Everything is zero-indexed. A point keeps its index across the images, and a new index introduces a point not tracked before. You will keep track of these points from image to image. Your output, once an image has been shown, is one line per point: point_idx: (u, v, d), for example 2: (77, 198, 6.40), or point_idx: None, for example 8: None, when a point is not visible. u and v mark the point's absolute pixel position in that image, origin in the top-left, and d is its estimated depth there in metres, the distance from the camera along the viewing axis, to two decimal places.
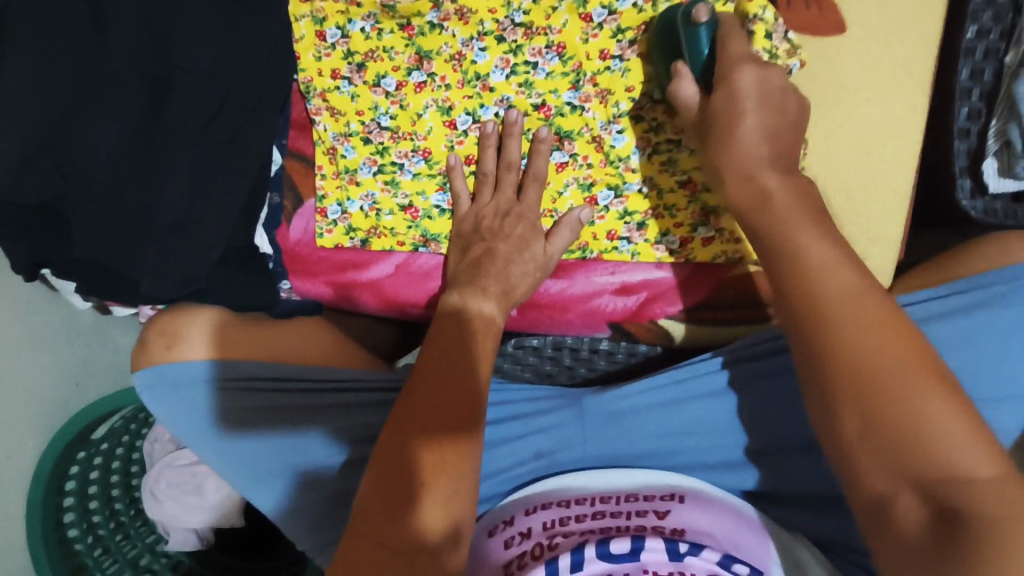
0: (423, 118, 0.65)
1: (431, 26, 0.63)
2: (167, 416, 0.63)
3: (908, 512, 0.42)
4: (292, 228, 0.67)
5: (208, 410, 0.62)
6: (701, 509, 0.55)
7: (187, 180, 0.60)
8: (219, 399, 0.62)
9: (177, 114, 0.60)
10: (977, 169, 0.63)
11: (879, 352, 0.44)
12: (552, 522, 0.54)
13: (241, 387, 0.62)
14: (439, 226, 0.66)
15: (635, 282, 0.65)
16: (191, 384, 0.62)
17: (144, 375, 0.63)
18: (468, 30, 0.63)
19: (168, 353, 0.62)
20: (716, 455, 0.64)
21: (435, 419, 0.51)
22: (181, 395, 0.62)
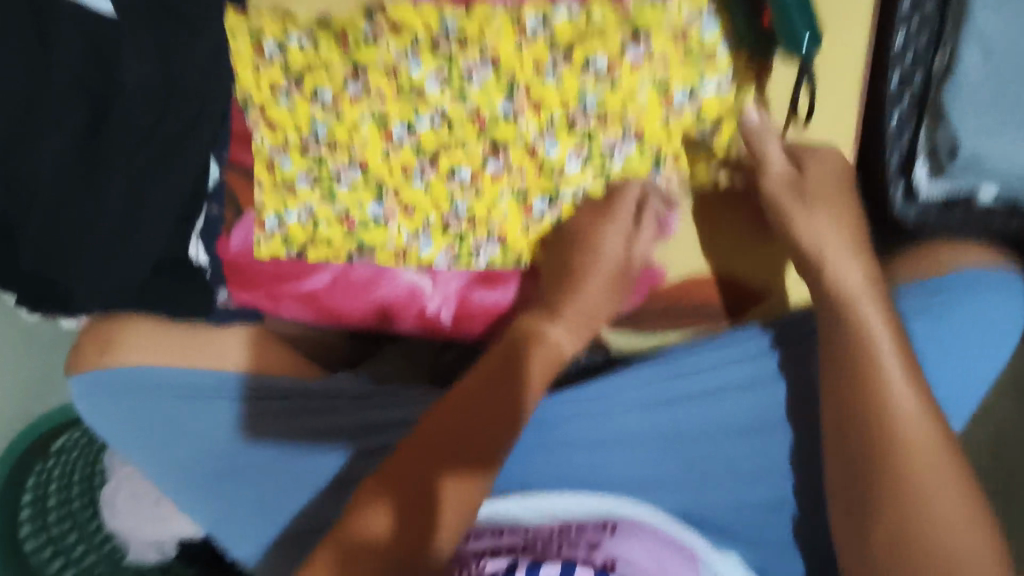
0: (360, 129, 0.65)
1: (366, 40, 0.63)
2: (97, 420, 0.66)
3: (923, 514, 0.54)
4: (232, 239, 0.67)
5: (132, 414, 0.65)
6: (630, 538, 0.56)
7: (124, 193, 0.62)
8: (141, 402, 0.65)
9: (116, 131, 0.61)
10: (909, 172, 0.64)
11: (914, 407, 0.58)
12: (481, 551, 0.55)
13: (165, 392, 0.66)
14: (376, 236, 0.66)
15: None
16: (117, 388, 0.65)
17: (75, 381, 0.66)
18: (402, 42, 0.62)
19: (102, 358, 0.66)
20: (637, 464, 0.67)
21: (460, 452, 0.57)
22: (109, 399, 0.65)
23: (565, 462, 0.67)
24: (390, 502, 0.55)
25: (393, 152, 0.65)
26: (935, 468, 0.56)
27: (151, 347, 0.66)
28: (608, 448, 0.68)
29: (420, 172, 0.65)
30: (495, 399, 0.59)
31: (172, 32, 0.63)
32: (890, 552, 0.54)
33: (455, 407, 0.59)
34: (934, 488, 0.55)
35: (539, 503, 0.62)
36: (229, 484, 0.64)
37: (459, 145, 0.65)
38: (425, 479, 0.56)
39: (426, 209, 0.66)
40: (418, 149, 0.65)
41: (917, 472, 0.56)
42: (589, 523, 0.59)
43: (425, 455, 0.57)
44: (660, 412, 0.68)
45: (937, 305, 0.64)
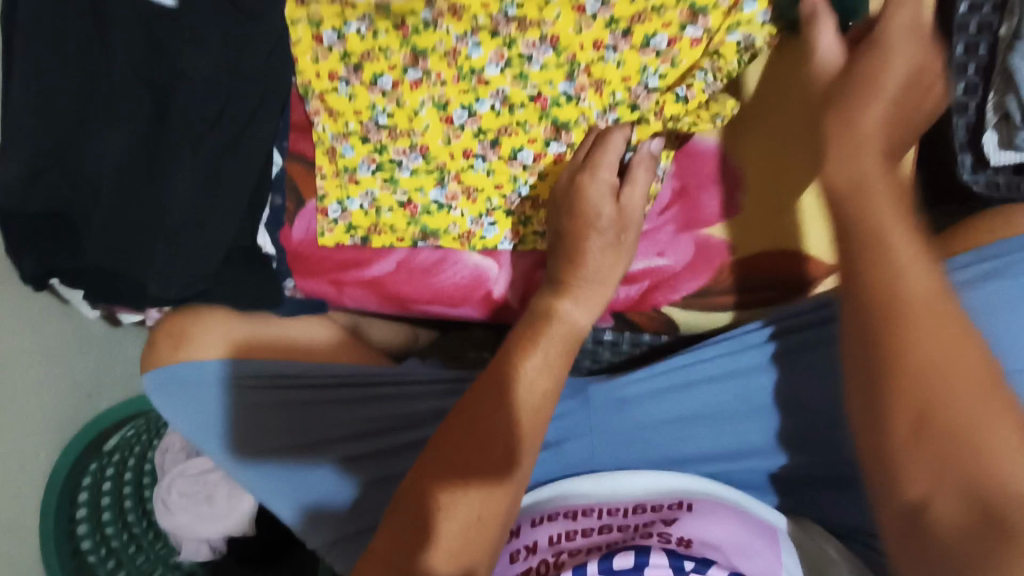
0: (420, 115, 0.65)
1: (424, 24, 0.62)
2: (175, 417, 0.64)
3: (949, 514, 0.43)
4: (295, 229, 0.66)
5: (210, 408, 0.64)
6: (711, 518, 0.53)
7: (193, 182, 0.61)
8: (218, 397, 0.64)
9: (181, 120, 0.61)
10: (977, 143, 0.62)
11: (940, 357, 0.46)
12: (558, 535, 0.53)
13: (241, 383, 0.64)
14: (439, 222, 0.66)
15: (636, 271, 0.64)
16: (194, 383, 0.64)
17: (152, 377, 0.64)
18: (459, 26, 0.62)
19: (176, 353, 0.65)
20: (728, 438, 0.62)
21: (452, 470, 0.53)
22: (187, 394, 0.64)
23: (636, 441, 0.62)
24: (392, 525, 0.52)
25: (453, 137, 0.65)
26: (973, 396, 0.44)
27: (224, 337, 0.65)
28: (684, 424, 0.62)
29: (481, 156, 0.65)
30: (496, 405, 0.54)
31: (239, 26, 0.61)
32: (952, 500, 0.43)
33: (455, 424, 0.54)
34: (985, 430, 0.44)
35: (614, 483, 0.59)
36: (310, 472, 0.62)
37: (520, 127, 0.64)
38: (419, 499, 0.52)
39: (489, 192, 0.65)
40: (480, 133, 0.65)
41: (970, 395, 0.44)
42: (665, 502, 0.56)
43: (424, 473, 0.53)
44: (736, 379, 0.62)
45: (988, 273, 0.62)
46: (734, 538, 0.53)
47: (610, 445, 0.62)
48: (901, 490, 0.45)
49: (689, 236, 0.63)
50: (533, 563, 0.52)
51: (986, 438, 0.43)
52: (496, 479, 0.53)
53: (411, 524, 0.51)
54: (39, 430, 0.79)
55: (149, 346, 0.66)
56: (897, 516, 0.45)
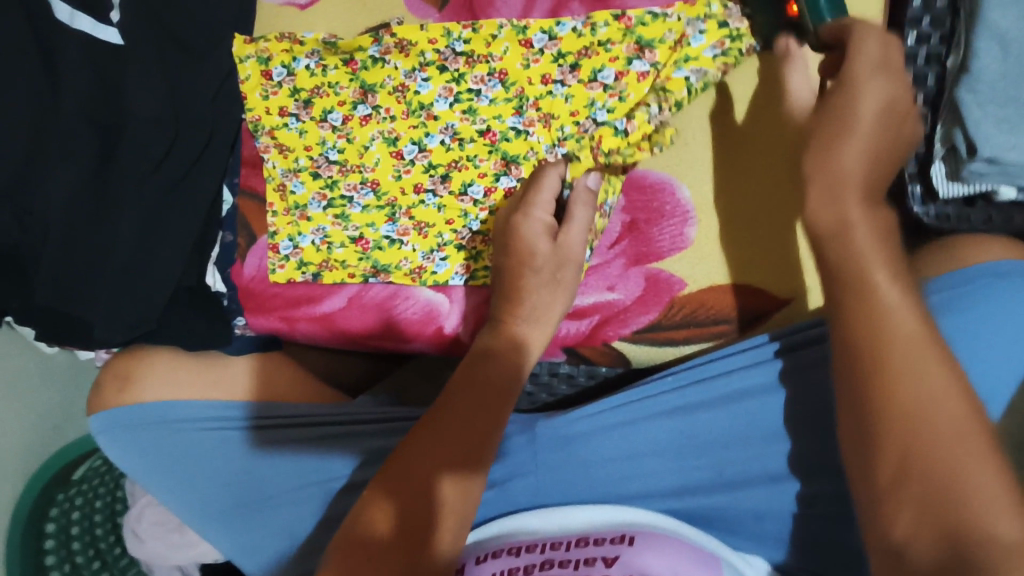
0: (371, 149, 0.64)
1: (373, 60, 0.63)
2: (123, 458, 0.64)
3: (928, 557, 0.37)
4: (246, 265, 0.67)
5: (158, 449, 0.64)
6: (654, 551, 0.52)
7: (140, 221, 0.62)
8: (165, 437, 0.64)
9: (129, 160, 0.61)
10: (926, 174, 0.62)
11: (935, 402, 0.41)
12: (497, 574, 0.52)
13: (187, 426, 0.64)
14: (389, 257, 0.66)
15: (586, 306, 0.64)
16: (140, 425, 0.64)
17: (98, 420, 0.64)
18: (408, 63, 0.63)
19: (120, 395, 0.65)
20: (680, 478, 0.60)
21: (448, 449, 0.55)
22: (133, 436, 0.64)
23: (585, 479, 0.60)
24: (391, 500, 0.53)
25: (404, 173, 0.64)
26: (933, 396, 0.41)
27: (170, 378, 0.65)
28: (634, 461, 0.61)
29: (433, 190, 0.64)
30: (467, 409, 0.56)
31: (183, 67, 0.64)
32: None
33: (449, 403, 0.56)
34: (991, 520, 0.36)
35: (561, 519, 0.58)
36: (263, 510, 0.62)
37: (470, 161, 0.63)
38: (423, 474, 0.53)
39: (440, 227, 0.65)
40: (430, 167, 0.64)
41: (976, 453, 0.39)
42: (607, 535, 0.55)
43: (420, 450, 0.54)
44: (689, 415, 0.60)
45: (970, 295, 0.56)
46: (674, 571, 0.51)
47: (557, 483, 0.61)
48: (882, 530, 0.40)
49: (639, 271, 0.63)
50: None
51: (974, 469, 0.38)
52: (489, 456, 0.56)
53: (418, 499, 0.53)
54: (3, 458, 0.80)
55: (97, 388, 0.66)
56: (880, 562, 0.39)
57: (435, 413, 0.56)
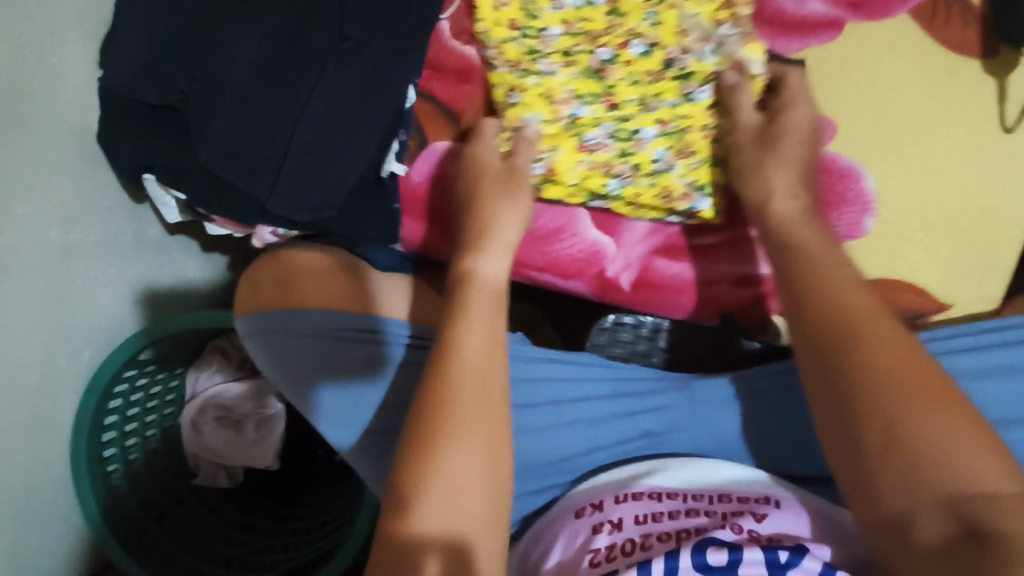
0: (583, 78, 0.60)
1: (591, 4, 0.60)
2: (270, 365, 0.61)
3: (929, 529, 0.38)
4: (416, 171, 0.64)
5: (301, 361, 0.60)
6: (797, 517, 0.51)
7: (327, 100, 0.58)
8: (311, 347, 0.60)
9: (327, 35, 0.59)
10: None
11: (903, 369, 0.42)
12: (643, 516, 0.52)
13: (329, 334, 0.60)
14: (592, 185, 0.61)
15: (753, 275, 0.64)
16: (286, 332, 0.60)
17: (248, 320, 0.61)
18: (636, 13, 0.59)
19: (280, 299, 0.61)
20: None
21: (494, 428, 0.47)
22: (278, 343, 0.60)
23: (733, 441, 0.60)
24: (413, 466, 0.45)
25: (599, 116, 0.60)
26: (934, 407, 0.41)
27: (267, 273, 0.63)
28: (783, 434, 0.60)
29: (641, 136, 0.60)
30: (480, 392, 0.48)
31: None
32: (931, 497, 0.39)
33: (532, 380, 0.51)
34: (957, 461, 0.39)
35: (710, 470, 0.57)
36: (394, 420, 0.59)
37: (696, 95, 0.59)
38: None
39: (624, 162, 0.60)
40: (620, 118, 0.60)
41: (938, 418, 0.40)
42: (752, 496, 0.53)
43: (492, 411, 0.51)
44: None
45: None
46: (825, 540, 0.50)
47: (717, 446, 0.60)
48: (880, 503, 0.40)
49: None
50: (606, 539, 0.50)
51: (963, 447, 0.40)
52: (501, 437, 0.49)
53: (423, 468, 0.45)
54: (82, 327, 0.73)
55: (251, 275, 0.63)
56: (876, 525, 0.41)
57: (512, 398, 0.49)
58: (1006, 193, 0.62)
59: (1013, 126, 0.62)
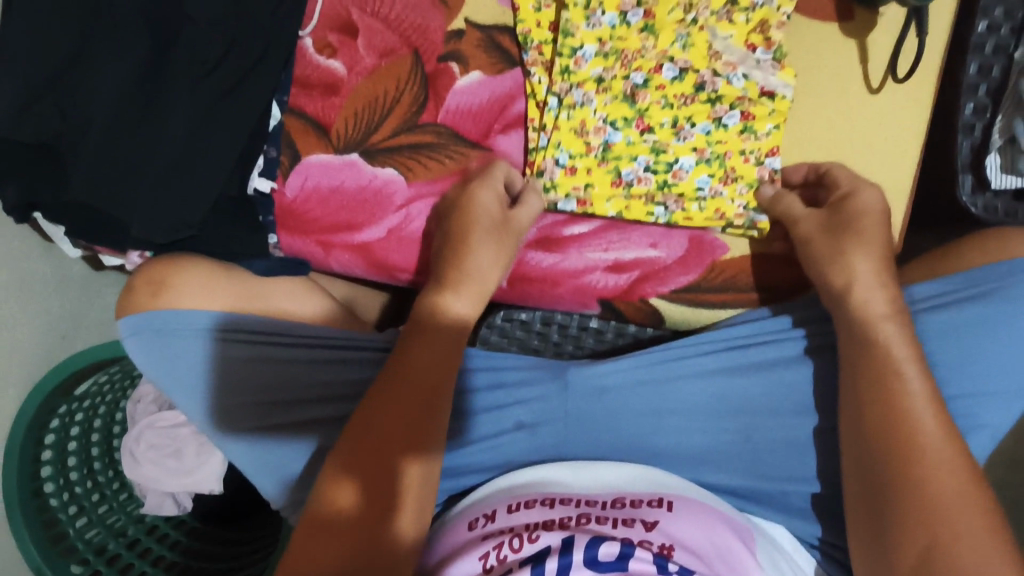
0: (616, 103, 0.61)
1: (626, 22, 0.60)
2: (150, 365, 0.61)
3: None
4: (288, 186, 0.65)
5: (182, 361, 0.61)
6: (688, 520, 0.51)
7: (186, 122, 0.59)
8: (197, 348, 0.61)
9: (183, 61, 0.60)
10: (979, 165, 0.61)
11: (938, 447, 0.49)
12: (534, 523, 0.50)
13: (218, 337, 0.61)
14: (636, 215, 0.62)
15: (628, 260, 0.62)
16: (165, 334, 0.60)
17: (129, 322, 0.61)
18: (668, 35, 0.60)
19: (153, 302, 0.61)
20: (696, 441, 0.60)
21: (399, 433, 0.53)
22: (159, 346, 0.61)
23: (603, 434, 0.60)
24: (355, 478, 0.51)
25: (634, 143, 0.61)
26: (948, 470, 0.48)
27: (203, 289, 0.61)
28: (657, 420, 0.60)
29: (680, 166, 0.61)
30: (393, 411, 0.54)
31: None
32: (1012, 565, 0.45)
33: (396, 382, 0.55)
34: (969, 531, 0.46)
35: (592, 475, 0.57)
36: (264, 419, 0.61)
37: (689, 120, 0.60)
38: (388, 466, 0.52)
39: (667, 193, 0.61)
40: (657, 149, 0.61)
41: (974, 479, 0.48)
42: (644, 498, 0.53)
43: (374, 417, 0.53)
44: (713, 379, 0.60)
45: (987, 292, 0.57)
46: (709, 543, 0.50)
47: (596, 435, 0.60)
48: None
49: (684, 231, 0.62)
50: (496, 541, 0.49)
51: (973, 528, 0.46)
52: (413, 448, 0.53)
53: (380, 490, 0.51)
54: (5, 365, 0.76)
55: (127, 290, 0.62)
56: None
57: (380, 395, 0.54)
58: (875, 152, 0.62)
59: (879, 88, 0.61)
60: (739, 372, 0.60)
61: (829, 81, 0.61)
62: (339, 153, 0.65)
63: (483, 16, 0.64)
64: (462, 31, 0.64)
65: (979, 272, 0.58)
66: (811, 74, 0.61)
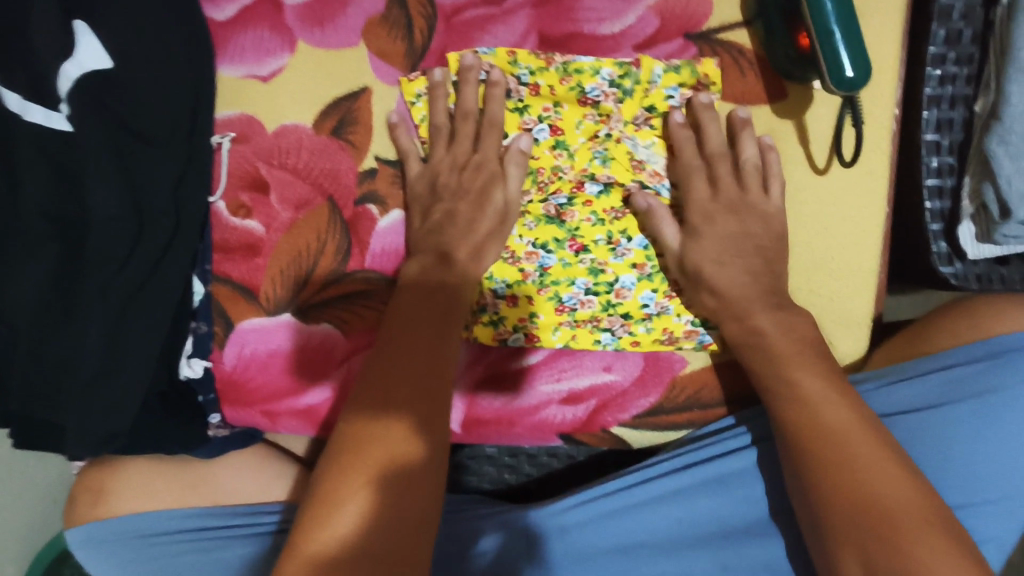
0: (542, 226, 0.58)
1: (535, 141, 0.58)
2: (104, 575, 0.59)
3: None
4: (224, 356, 0.63)
5: (130, 568, 0.58)
6: None
7: (105, 326, 0.58)
8: (143, 550, 0.59)
9: (93, 260, 0.58)
10: (953, 233, 0.56)
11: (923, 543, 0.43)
12: None
13: (163, 538, 0.59)
14: (584, 344, 0.59)
15: (583, 388, 0.59)
16: (111, 541, 0.59)
17: (76, 534, 0.59)
18: (583, 154, 0.58)
19: (95, 509, 0.60)
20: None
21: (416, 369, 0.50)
22: (108, 553, 0.59)
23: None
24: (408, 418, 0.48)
25: (570, 265, 0.58)
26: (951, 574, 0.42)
27: (145, 486, 0.60)
28: (629, 556, 0.57)
29: (622, 284, 0.58)
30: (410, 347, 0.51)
31: (138, 154, 0.59)
32: None
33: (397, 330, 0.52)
34: None
35: None
36: None
37: (622, 235, 0.57)
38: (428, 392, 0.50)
39: (612, 315, 0.58)
40: (596, 270, 0.58)
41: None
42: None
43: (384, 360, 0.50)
44: (675, 503, 0.57)
45: (966, 377, 0.52)
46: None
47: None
48: None
49: (637, 351, 0.59)
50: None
51: None
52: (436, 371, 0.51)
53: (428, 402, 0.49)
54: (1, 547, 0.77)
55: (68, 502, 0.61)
56: None
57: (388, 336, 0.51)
58: (834, 237, 0.56)
59: (825, 168, 0.56)
60: (708, 490, 0.57)
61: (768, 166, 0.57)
62: (272, 315, 0.63)
63: (391, 151, 0.61)
64: (374, 170, 0.61)
65: (954, 355, 0.54)
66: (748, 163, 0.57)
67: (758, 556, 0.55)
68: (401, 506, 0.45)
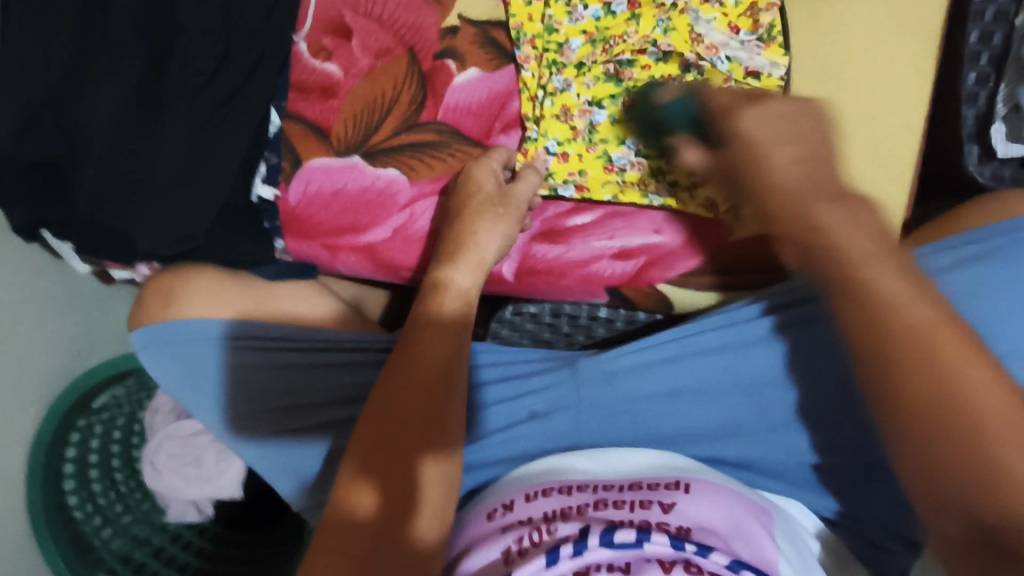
0: (600, 84, 0.63)
1: (610, 13, 0.63)
2: (162, 374, 0.65)
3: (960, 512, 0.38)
4: (291, 192, 0.65)
5: (188, 367, 0.64)
6: (708, 499, 0.50)
7: (187, 135, 0.59)
8: (207, 355, 0.64)
9: (177, 72, 0.59)
10: (986, 135, 0.62)
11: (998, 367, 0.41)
12: (551, 512, 0.49)
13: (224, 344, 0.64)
14: (631, 201, 0.63)
15: (634, 247, 0.64)
16: (170, 342, 0.64)
17: (141, 333, 0.65)
18: (649, 21, 0.62)
19: (165, 310, 0.65)
20: (711, 420, 0.60)
21: (406, 423, 0.53)
22: (171, 354, 0.64)
23: (616, 416, 0.61)
24: (370, 482, 0.51)
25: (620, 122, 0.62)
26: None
27: (213, 297, 0.65)
28: (676, 413, 0.61)
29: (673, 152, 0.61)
30: (406, 400, 0.54)
31: None
32: None
33: (402, 383, 0.54)
34: None
35: (608, 461, 0.56)
36: (283, 422, 0.63)
37: None
38: (394, 460, 0.52)
39: (660, 179, 0.62)
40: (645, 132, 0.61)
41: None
42: (661, 481, 0.52)
43: (383, 428, 0.53)
44: (722, 357, 0.61)
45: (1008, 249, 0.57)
46: (730, 524, 0.49)
47: (611, 422, 0.61)
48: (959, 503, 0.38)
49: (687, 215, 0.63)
50: (516, 534, 0.47)
51: None
52: (440, 431, 0.53)
53: (388, 482, 0.51)
54: (22, 381, 0.76)
55: (140, 303, 0.66)
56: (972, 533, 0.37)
57: (395, 377, 0.55)
58: (876, 130, 0.63)
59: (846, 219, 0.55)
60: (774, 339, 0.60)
61: (822, 60, 0.63)
62: (340, 156, 0.65)
63: (476, 12, 0.66)
64: (456, 27, 0.65)
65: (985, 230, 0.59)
66: (804, 56, 0.63)
67: (815, 406, 0.60)
68: (347, 551, 0.48)
